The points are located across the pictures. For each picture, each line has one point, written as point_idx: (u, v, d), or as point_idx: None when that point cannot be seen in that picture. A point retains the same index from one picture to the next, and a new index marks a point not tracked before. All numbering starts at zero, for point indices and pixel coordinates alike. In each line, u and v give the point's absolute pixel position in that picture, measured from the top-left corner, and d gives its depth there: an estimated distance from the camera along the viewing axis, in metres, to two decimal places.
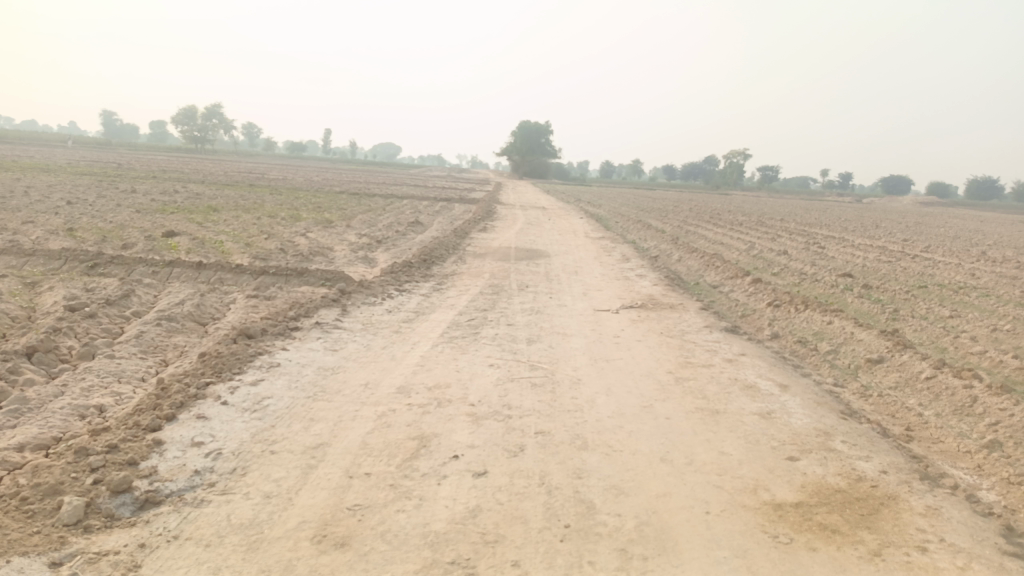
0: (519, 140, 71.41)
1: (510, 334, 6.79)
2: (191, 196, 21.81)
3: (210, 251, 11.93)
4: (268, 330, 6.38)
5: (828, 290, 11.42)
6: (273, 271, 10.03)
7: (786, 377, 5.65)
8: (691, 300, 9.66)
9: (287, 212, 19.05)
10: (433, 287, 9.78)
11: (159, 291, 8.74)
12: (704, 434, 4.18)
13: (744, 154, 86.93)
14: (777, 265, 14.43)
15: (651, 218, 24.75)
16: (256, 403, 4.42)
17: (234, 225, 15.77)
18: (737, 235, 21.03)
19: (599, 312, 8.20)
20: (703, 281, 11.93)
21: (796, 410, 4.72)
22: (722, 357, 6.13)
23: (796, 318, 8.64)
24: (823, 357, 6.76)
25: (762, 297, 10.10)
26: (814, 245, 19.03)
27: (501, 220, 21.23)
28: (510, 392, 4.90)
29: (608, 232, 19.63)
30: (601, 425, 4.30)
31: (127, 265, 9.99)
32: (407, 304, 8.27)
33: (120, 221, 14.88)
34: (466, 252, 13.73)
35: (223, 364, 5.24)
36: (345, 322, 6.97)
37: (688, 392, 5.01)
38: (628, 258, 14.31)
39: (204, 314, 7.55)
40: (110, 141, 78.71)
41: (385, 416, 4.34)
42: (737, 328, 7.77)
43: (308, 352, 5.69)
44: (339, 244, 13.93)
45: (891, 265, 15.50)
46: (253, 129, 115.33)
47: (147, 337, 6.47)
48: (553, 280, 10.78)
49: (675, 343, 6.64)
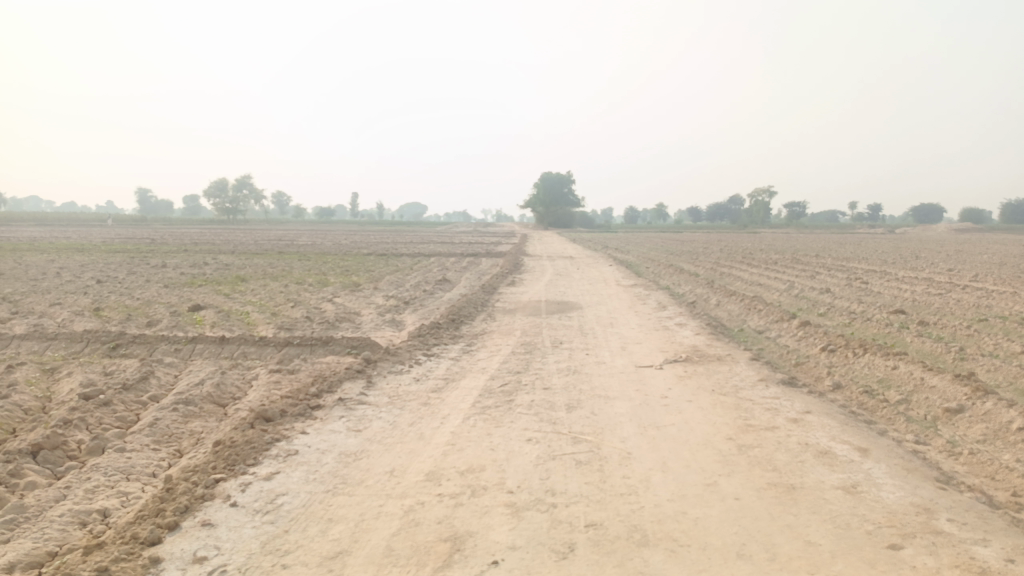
0: (542, 192, 71.68)
1: (548, 400, 6.25)
2: (219, 267, 21.90)
3: (236, 323, 11.68)
4: (287, 411, 5.93)
5: (882, 329, 10.72)
6: (298, 341, 9.66)
7: (862, 438, 5.01)
8: (738, 349, 9.04)
9: (314, 278, 18.92)
10: (462, 349, 9.31)
11: (180, 370, 8.41)
12: (783, 519, 3.59)
13: (769, 191, 86.32)
14: (822, 305, 13.73)
15: (682, 262, 24.16)
16: (270, 503, 3.94)
17: (261, 294, 15.61)
18: (774, 274, 20.36)
19: (641, 369, 7.62)
20: (747, 326, 11.32)
21: (884, 480, 4.10)
22: (785, 418, 5.52)
23: (856, 365, 7.97)
24: (895, 409, 6.08)
25: (814, 341, 9.44)
26: (857, 281, 18.30)
27: (530, 273, 20.87)
28: (552, 473, 4.35)
29: (640, 279, 19.10)
30: (660, 512, 3.73)
31: (149, 344, 9.74)
32: (436, 370, 7.79)
33: (146, 298, 14.80)
34: (495, 309, 13.31)
35: (237, 455, 4.77)
36: (371, 396, 6.50)
37: (755, 464, 4.41)
38: (664, 306, 13.76)
39: (224, 394, 7.14)
40: (145, 217, 81.00)
41: (413, 512, 3.82)
42: (794, 380, 7.14)
43: (329, 435, 5.21)
44: (367, 308, 13.60)
45: (943, 298, 14.68)
46: (282, 198, 118.55)
47: (162, 425, 6.05)
48: (588, 334, 10.25)
49: (729, 402, 6.05)
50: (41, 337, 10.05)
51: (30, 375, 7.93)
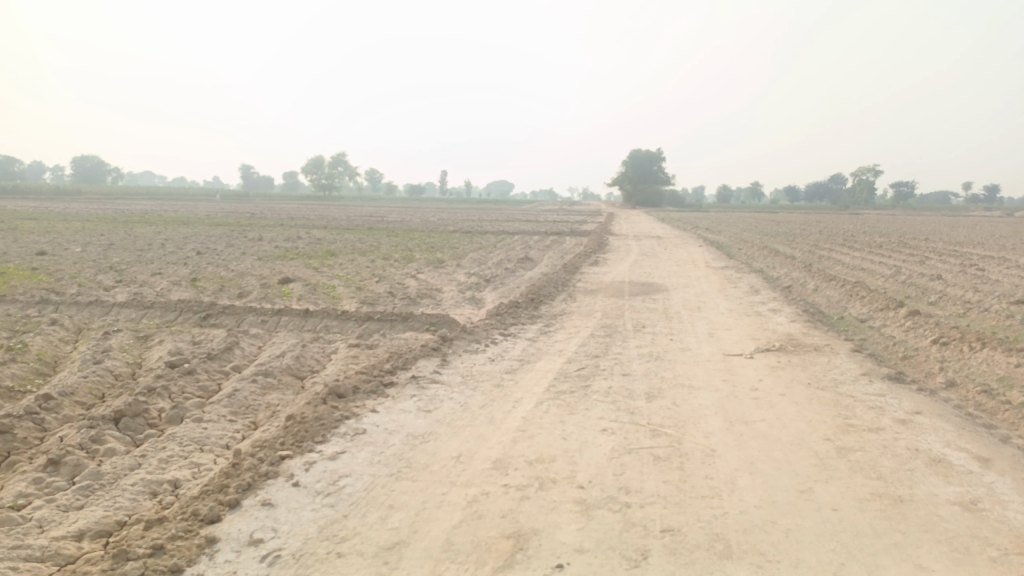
0: (632, 170, 70.25)
1: (627, 387, 5.92)
2: (311, 241, 22.44)
3: (321, 296, 11.85)
4: (359, 388, 5.84)
5: (1002, 321, 9.75)
6: (378, 317, 9.67)
7: (982, 446, 4.45)
8: (838, 339, 8.41)
9: (400, 253, 19.09)
10: (541, 329, 9.06)
11: (264, 341, 8.54)
12: (889, 538, 3.18)
13: (875, 170, 81.55)
14: (933, 293, 12.70)
15: (777, 243, 23.00)
16: (332, 484, 3.83)
17: (347, 268, 15.85)
18: (879, 258, 19.08)
19: (729, 358, 7.16)
20: (847, 313, 10.56)
21: (1011, 497, 3.59)
22: (891, 418, 4.99)
23: (971, 361, 7.22)
24: (1019, 413, 5.43)
25: (923, 333, 8.66)
26: (973, 267, 16.89)
27: (616, 252, 20.38)
28: (628, 469, 4.05)
29: (731, 261, 18.28)
30: (745, 521, 3.38)
31: (237, 315, 9.96)
32: (512, 351, 7.58)
33: (240, 269, 15.28)
34: (577, 289, 12.98)
35: (305, 432, 4.70)
36: (444, 375, 6.36)
37: (856, 470, 3.97)
38: (756, 290, 13.08)
39: (303, 367, 7.17)
40: (248, 192, 84.61)
41: (477, 503, 3.61)
42: (901, 376, 6.52)
43: (398, 415, 5.08)
44: (449, 285, 13.52)
45: None
46: (375, 175, 121.56)
47: (239, 396, 6.09)
48: (673, 319, 9.78)
49: (827, 399, 5.54)
50: (138, 306, 10.47)
51: (125, 342, 8.23)
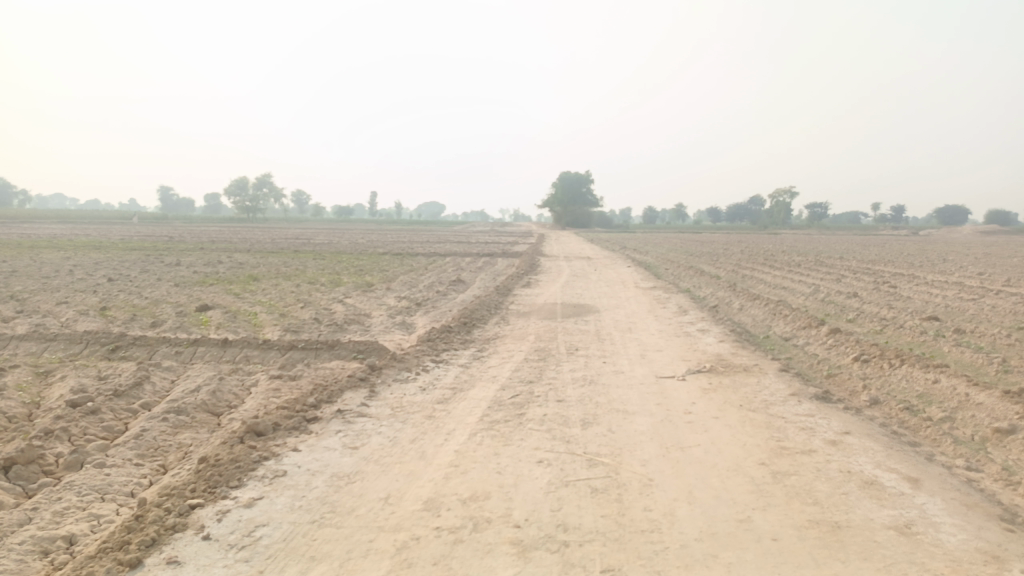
0: (561, 192, 71.13)
1: (561, 415, 5.78)
2: (232, 265, 21.64)
3: (242, 324, 11.32)
4: (280, 425, 5.50)
5: (916, 337, 10.12)
6: (302, 345, 9.27)
7: (910, 466, 4.49)
8: (765, 359, 8.53)
9: (326, 277, 18.57)
10: (473, 355, 8.87)
11: (178, 375, 8.04)
12: (830, 567, 3.12)
13: (791, 191, 85.06)
14: (851, 310, 13.15)
15: (703, 263, 23.56)
16: (247, 535, 3.53)
17: (271, 294, 15.28)
18: (798, 277, 19.73)
19: (662, 380, 7.12)
20: (772, 332, 10.78)
21: (943, 519, 3.60)
22: (823, 440, 5.01)
23: (892, 378, 7.41)
24: (941, 429, 5.55)
25: (845, 351, 8.88)
26: (886, 285, 17.64)
27: (546, 273, 20.41)
28: (565, 503, 3.89)
29: (659, 281, 18.55)
30: (686, 556, 3.27)
31: (150, 346, 9.39)
32: (444, 379, 7.35)
33: (155, 297, 14.51)
34: (509, 312, 12.86)
35: (220, 477, 4.36)
36: (372, 407, 6.08)
37: (793, 496, 3.92)
38: (684, 310, 13.25)
39: (220, 402, 6.74)
40: (167, 215, 81.54)
41: (406, 549, 3.38)
42: (828, 395, 6.61)
43: (322, 453, 4.78)
44: (378, 310, 13.18)
45: (977, 304, 14.02)
46: (301, 196, 119.34)
47: (148, 437, 5.65)
48: (605, 341, 9.75)
49: (760, 421, 5.54)
50: (40, 338, 9.74)
51: (22, 379, 7.60)
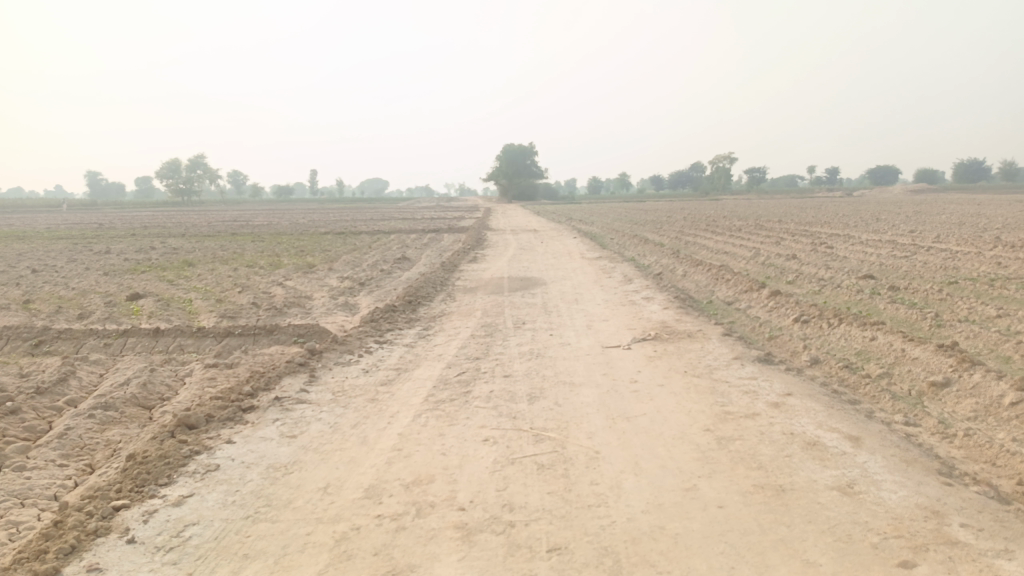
0: (505, 165, 70.73)
1: (508, 390, 5.69)
2: (167, 251, 20.83)
3: (176, 312, 10.88)
4: (214, 416, 5.27)
5: (853, 296, 10.36)
6: (240, 331, 8.95)
7: (850, 424, 4.55)
8: (709, 324, 8.61)
9: (266, 260, 18.06)
10: (418, 333, 8.70)
11: (107, 368, 7.66)
12: (776, 532, 3.11)
13: (730, 157, 86.42)
14: (791, 272, 13.41)
15: (647, 232, 23.74)
16: (176, 537, 3.34)
17: (207, 279, 14.76)
18: (739, 241, 20.07)
19: (608, 350, 7.10)
20: (716, 297, 10.90)
21: (883, 476, 3.64)
22: (766, 402, 5.05)
23: (831, 337, 7.55)
24: (879, 386, 5.66)
25: (786, 312, 9.02)
26: (823, 246, 18.07)
27: (492, 247, 20.27)
28: (511, 482, 3.81)
29: (604, 251, 18.61)
30: (633, 529, 3.22)
31: (76, 339, 8.93)
32: (388, 360, 7.17)
33: (83, 287, 13.85)
34: (455, 288, 12.69)
35: (148, 475, 4.14)
36: (313, 393, 5.89)
37: (738, 461, 3.92)
38: (629, 278, 13.32)
39: (152, 395, 6.44)
40: (97, 201, 78.21)
41: (345, 541, 3.24)
42: (770, 357, 6.68)
43: (257, 444, 4.58)
44: (319, 291, 12.83)
45: (909, 261, 14.46)
46: (239, 177, 116.08)
47: (72, 436, 5.33)
48: (552, 313, 9.69)
49: (704, 387, 5.56)
50: None
51: None
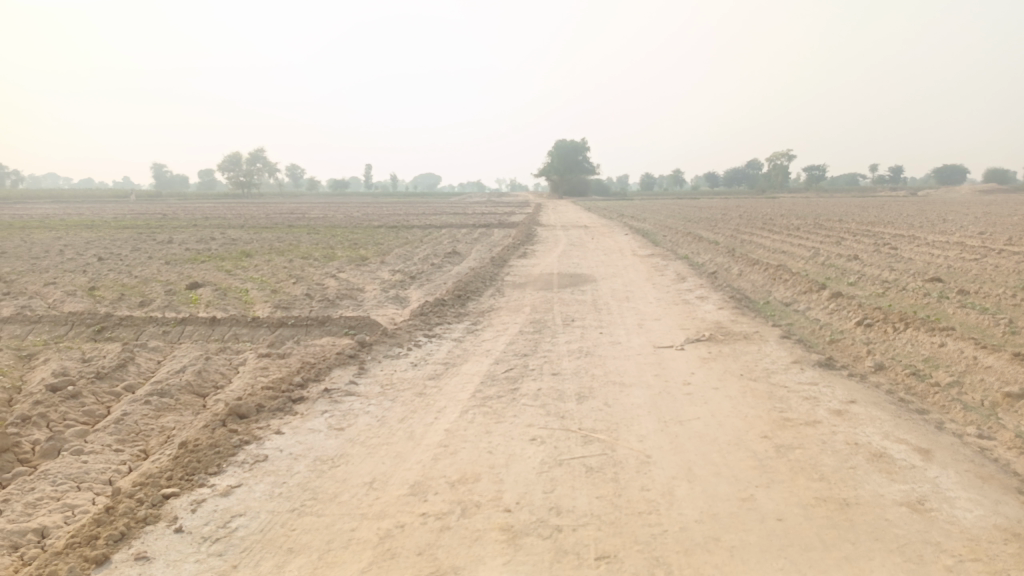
0: (557, 160, 70.39)
1: (557, 389, 5.58)
2: (226, 242, 21.34)
3: (232, 302, 11.09)
4: (264, 406, 5.31)
5: (920, 300, 9.90)
6: (292, 322, 9.06)
7: (919, 436, 4.31)
8: (766, 325, 8.33)
9: (320, 252, 18.31)
10: (467, 328, 8.65)
11: (164, 355, 7.83)
12: (839, 550, 2.93)
13: (788, 154, 84.12)
14: (852, 273, 12.92)
15: (701, 229, 23.25)
16: (222, 527, 3.35)
17: (263, 270, 15.04)
18: (797, 240, 19.49)
19: (660, 350, 6.92)
20: (772, 298, 10.56)
21: (956, 493, 3.42)
22: (827, 410, 4.82)
23: (896, 342, 7.21)
24: (949, 395, 5.36)
25: (847, 315, 8.67)
26: (886, 246, 17.41)
27: (543, 243, 20.14)
28: (559, 485, 3.71)
29: (657, 248, 18.30)
30: (686, 540, 3.08)
31: (136, 326, 9.17)
32: (436, 354, 7.14)
33: (145, 276, 14.25)
34: (504, 283, 12.62)
35: (198, 463, 4.17)
36: (361, 386, 5.89)
37: (798, 471, 3.74)
38: (682, 277, 13.04)
39: (206, 383, 6.55)
40: (162, 192, 80.86)
41: (389, 539, 3.19)
42: (831, 361, 6.41)
43: (305, 436, 4.59)
44: (371, 284, 12.92)
45: (980, 264, 13.79)
46: (296, 170, 118.55)
47: (129, 421, 5.45)
48: (602, 311, 9.53)
49: (761, 391, 5.35)
50: (25, 321, 9.51)
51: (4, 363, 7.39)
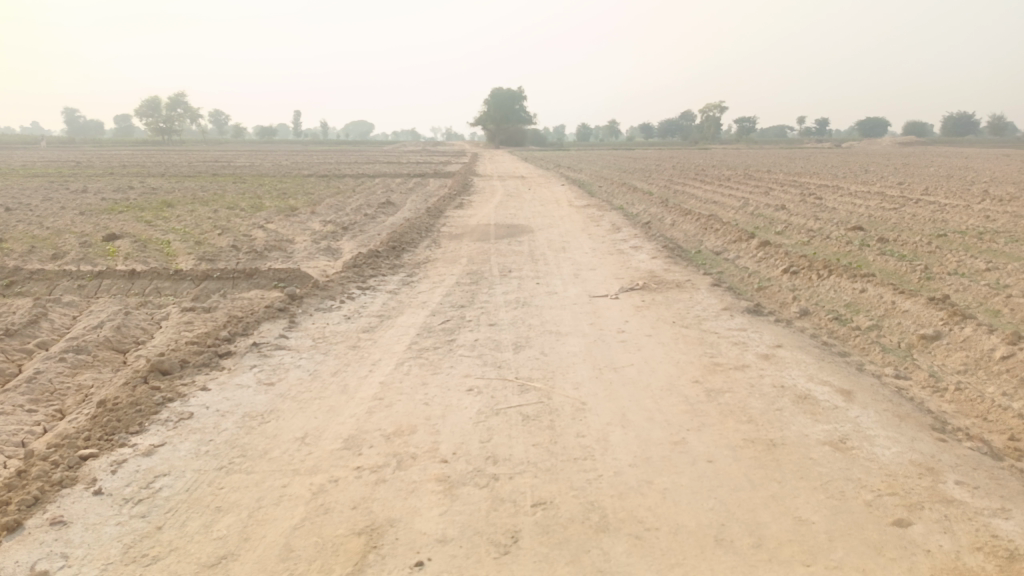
0: (493, 109, 69.43)
1: (493, 339, 5.55)
2: (145, 191, 20.32)
3: (154, 254, 10.59)
4: (189, 362, 5.10)
5: (842, 248, 10.25)
6: (218, 274, 8.72)
7: (842, 378, 4.47)
8: (697, 274, 8.48)
9: (248, 202, 17.65)
10: (402, 280, 8.51)
11: (80, 311, 7.43)
12: (767, 489, 3.02)
13: (720, 106, 85.24)
14: (779, 222, 13.26)
15: (635, 180, 23.43)
16: (145, 488, 3.21)
17: (187, 220, 14.41)
18: (728, 191, 19.86)
19: (595, 299, 6.96)
20: (704, 247, 10.74)
21: (876, 432, 3.56)
22: (756, 354, 4.95)
23: (821, 288, 7.45)
24: (869, 338, 5.58)
25: (775, 262, 8.90)
26: (812, 196, 17.91)
27: (479, 193, 19.94)
28: (495, 434, 3.69)
29: (592, 198, 18.36)
30: (620, 484, 3.12)
31: (48, 280, 8.66)
32: (370, 306, 7.00)
33: (58, 227, 13.46)
34: (440, 233, 12.45)
35: (118, 422, 3.98)
36: (292, 339, 5.73)
37: (728, 414, 3.83)
38: (617, 226, 13.13)
39: (126, 339, 6.25)
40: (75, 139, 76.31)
41: (323, 494, 3.12)
42: (759, 308, 6.58)
43: (233, 392, 4.43)
44: (301, 235, 12.55)
45: (898, 213, 14.34)
46: (220, 116, 113.55)
47: (42, 380, 5.15)
48: (538, 261, 9.52)
49: (693, 338, 5.45)
50: None
51: None
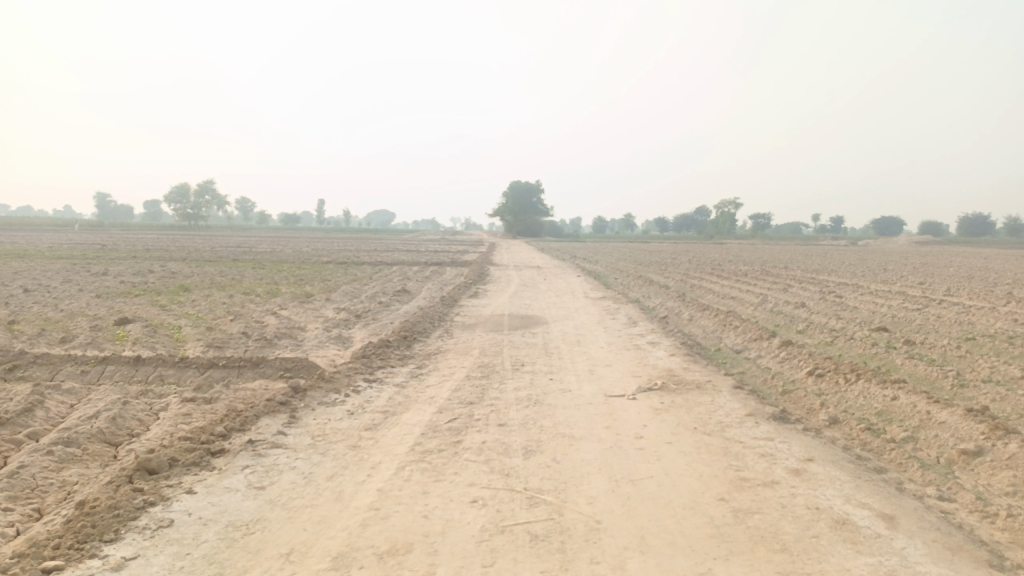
0: (512, 202, 70.81)
1: (502, 442, 5.22)
2: (164, 275, 20.48)
3: (162, 339, 10.44)
4: (179, 460, 4.81)
5: (868, 349, 9.90)
6: (224, 362, 8.51)
7: (882, 500, 4.08)
8: (718, 374, 8.14)
9: (264, 287, 17.68)
10: (411, 372, 8.24)
11: (78, 398, 7.19)
12: None
13: (735, 202, 86.53)
14: (800, 321, 12.98)
15: (651, 273, 23.36)
16: None
17: (200, 305, 14.37)
18: (746, 286, 19.69)
19: (612, 400, 6.62)
20: (723, 344, 10.45)
21: (926, 569, 3.17)
22: (785, 469, 4.58)
23: (849, 393, 7.08)
24: (906, 453, 5.19)
25: (798, 363, 8.57)
26: (832, 294, 17.67)
27: (494, 283, 19.90)
28: (500, 556, 3.34)
29: (608, 291, 18.22)
30: None
31: (52, 365, 8.49)
32: (376, 401, 6.71)
33: (72, 309, 13.44)
34: (453, 324, 12.28)
35: (93, 529, 3.68)
36: (291, 437, 5.43)
37: (758, 540, 3.46)
38: (634, 321, 12.91)
39: (120, 430, 5.98)
40: (105, 222, 78.49)
41: None
42: (785, 414, 6.20)
43: (221, 496, 4.12)
44: (314, 322, 12.42)
45: (922, 313, 14.02)
46: (246, 203, 116.71)
47: (24, 475, 4.86)
48: (552, 355, 9.25)
49: (716, 447, 5.09)
50: None
51: None
